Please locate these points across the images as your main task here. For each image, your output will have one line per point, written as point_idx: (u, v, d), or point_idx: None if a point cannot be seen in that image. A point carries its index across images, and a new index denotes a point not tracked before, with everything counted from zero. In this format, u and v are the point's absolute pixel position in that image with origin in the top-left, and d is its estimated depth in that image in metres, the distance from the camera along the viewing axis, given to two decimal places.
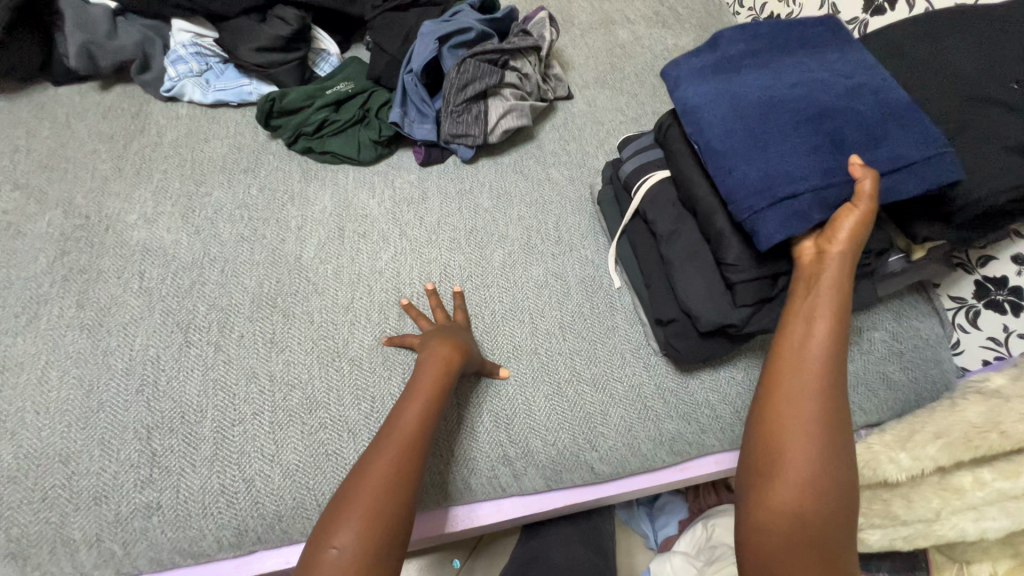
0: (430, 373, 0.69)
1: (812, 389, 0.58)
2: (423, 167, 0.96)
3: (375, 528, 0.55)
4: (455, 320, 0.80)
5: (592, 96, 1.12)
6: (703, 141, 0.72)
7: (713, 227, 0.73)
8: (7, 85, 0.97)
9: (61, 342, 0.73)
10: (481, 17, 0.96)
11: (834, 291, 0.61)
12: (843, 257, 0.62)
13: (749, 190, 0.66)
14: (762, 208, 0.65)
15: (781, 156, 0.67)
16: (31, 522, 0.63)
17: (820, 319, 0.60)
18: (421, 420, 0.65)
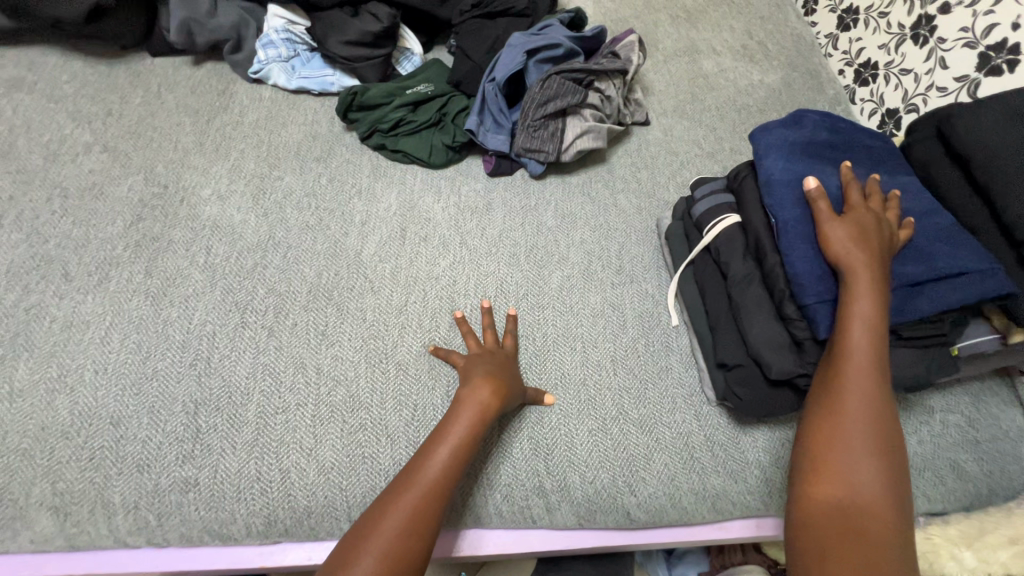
0: (464, 417, 0.67)
1: (866, 421, 0.57)
2: (490, 177, 0.95)
3: (383, 573, 0.54)
4: (499, 345, 0.77)
5: (669, 125, 1.09)
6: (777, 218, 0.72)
7: (778, 289, 0.71)
8: (108, 50, 1.01)
9: (126, 306, 0.74)
10: (570, 34, 0.94)
11: (874, 321, 0.61)
12: (879, 289, 0.63)
13: (813, 279, 0.67)
14: (828, 297, 0.66)
15: None
16: (76, 479, 0.64)
17: (863, 347, 0.60)
18: (447, 465, 0.63)
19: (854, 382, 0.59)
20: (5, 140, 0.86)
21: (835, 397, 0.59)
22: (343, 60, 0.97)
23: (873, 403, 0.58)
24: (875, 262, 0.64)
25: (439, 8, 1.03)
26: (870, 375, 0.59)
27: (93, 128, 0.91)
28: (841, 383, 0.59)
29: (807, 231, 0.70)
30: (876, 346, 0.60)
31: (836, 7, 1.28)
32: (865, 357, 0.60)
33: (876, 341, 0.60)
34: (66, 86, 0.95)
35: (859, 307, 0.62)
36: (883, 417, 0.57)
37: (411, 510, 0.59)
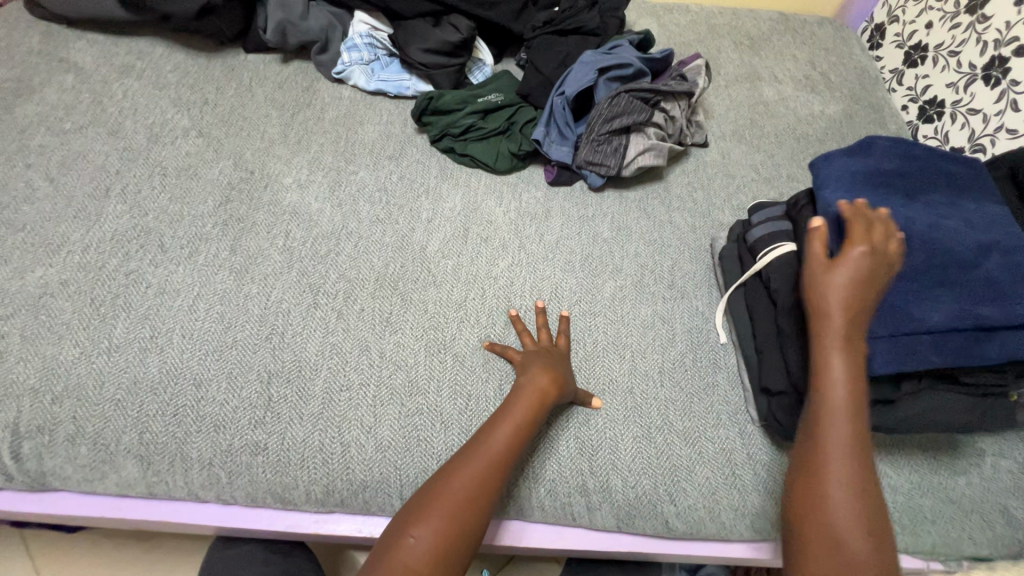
0: (525, 400, 0.70)
1: (852, 513, 0.52)
2: (551, 186, 0.99)
3: (448, 533, 0.57)
4: (551, 342, 0.81)
5: (728, 148, 1.11)
6: (834, 250, 0.70)
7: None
8: (206, 43, 1.09)
9: (212, 278, 0.80)
10: (641, 55, 0.97)
11: (849, 397, 0.57)
12: (849, 355, 0.58)
13: (871, 314, 0.65)
14: (881, 334, 0.64)
15: (911, 295, 0.66)
16: (160, 432, 0.69)
17: (836, 426, 0.56)
18: (506, 441, 0.66)
19: (833, 467, 0.54)
20: (114, 120, 0.95)
21: (813, 478, 0.55)
22: (421, 67, 1.03)
23: (861, 469, 0.54)
24: (855, 323, 0.60)
25: (513, 23, 1.07)
26: (855, 451, 0.55)
27: (190, 114, 0.98)
28: (822, 473, 0.54)
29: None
30: (839, 418, 0.56)
31: (904, 43, 1.28)
32: (848, 436, 0.55)
33: (851, 416, 0.56)
34: (169, 74, 1.03)
35: (832, 385, 0.58)
36: (872, 511, 0.53)
37: (472, 481, 0.61)
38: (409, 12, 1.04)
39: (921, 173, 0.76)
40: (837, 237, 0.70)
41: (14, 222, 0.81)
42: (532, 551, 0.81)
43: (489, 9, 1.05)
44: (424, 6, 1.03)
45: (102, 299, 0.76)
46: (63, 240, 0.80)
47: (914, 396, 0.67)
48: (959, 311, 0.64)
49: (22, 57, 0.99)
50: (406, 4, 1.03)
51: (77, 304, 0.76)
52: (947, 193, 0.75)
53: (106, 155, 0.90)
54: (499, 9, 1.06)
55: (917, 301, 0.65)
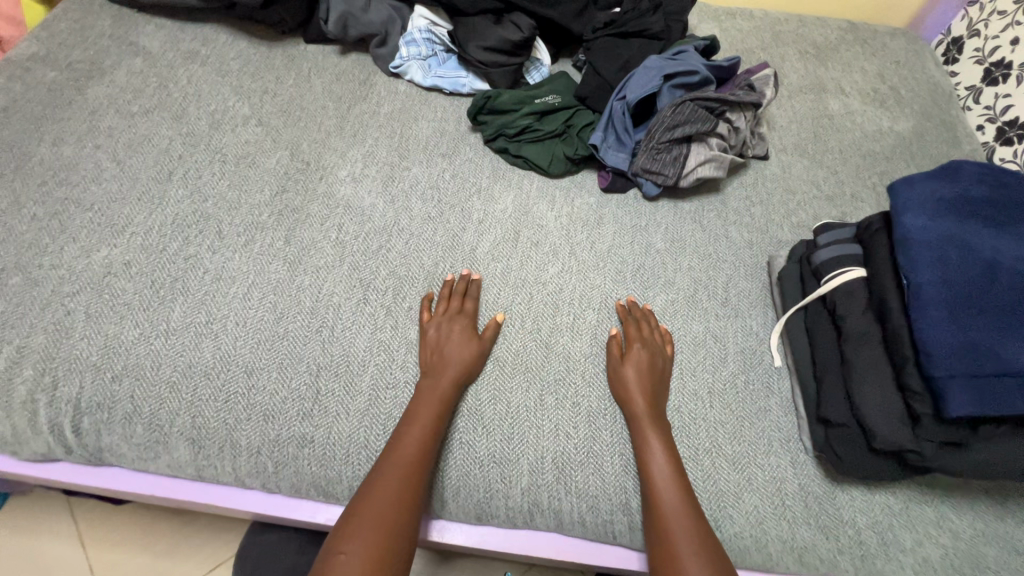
0: (427, 399, 0.71)
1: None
2: (604, 192, 0.97)
3: (377, 544, 0.59)
4: (462, 311, 0.80)
5: (788, 162, 1.07)
6: (910, 280, 0.66)
7: (901, 354, 0.67)
8: (268, 32, 1.10)
9: (266, 268, 0.81)
10: (706, 62, 0.94)
11: (671, 473, 0.68)
12: (662, 440, 0.71)
13: (950, 351, 0.61)
14: (960, 374, 0.60)
15: (995, 334, 0.62)
16: (212, 418, 0.71)
17: (670, 507, 0.66)
18: (422, 444, 0.68)
19: (673, 543, 0.63)
20: (179, 105, 0.96)
21: (666, 528, 0.64)
22: (479, 65, 1.02)
23: (682, 508, 0.65)
24: (654, 406, 0.74)
25: (572, 23, 1.05)
26: (671, 496, 0.66)
27: (251, 103, 0.99)
28: (674, 550, 0.63)
29: (946, 297, 0.64)
30: (675, 500, 0.66)
31: (984, 59, 1.21)
32: (678, 515, 0.65)
33: (673, 499, 0.66)
34: (231, 61, 1.04)
35: (654, 464, 0.69)
36: (710, 557, 0.61)
37: (395, 496, 0.63)
38: (471, 8, 1.02)
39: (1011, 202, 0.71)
40: (914, 266, 0.66)
41: (83, 201, 0.83)
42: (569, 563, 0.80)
43: (549, 8, 1.03)
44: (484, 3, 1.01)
45: (162, 282, 0.78)
46: (127, 221, 0.82)
47: (989, 440, 0.63)
48: None
49: (95, 40, 1.02)
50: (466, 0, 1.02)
51: (138, 285, 0.77)
52: None
53: (170, 139, 0.92)
54: (559, 8, 1.03)
55: (1001, 341, 0.61)
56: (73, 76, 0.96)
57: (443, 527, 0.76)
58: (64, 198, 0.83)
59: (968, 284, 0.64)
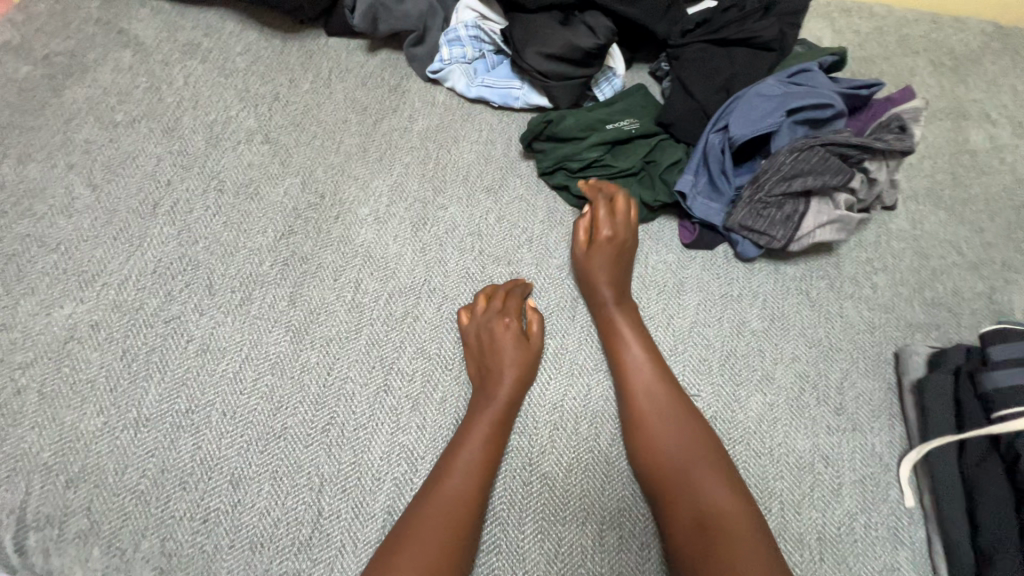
0: (484, 415, 0.61)
1: (714, 486, 0.54)
2: (685, 249, 0.77)
3: None
4: (502, 308, 0.67)
5: (920, 214, 0.84)
6: None
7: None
8: (284, 20, 0.91)
9: (264, 338, 0.65)
10: (836, 90, 0.72)
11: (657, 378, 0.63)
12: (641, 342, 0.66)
13: None
14: None
15: None
16: (186, 542, 0.56)
17: (661, 407, 0.60)
18: (473, 477, 0.57)
19: (669, 450, 0.57)
20: (171, 114, 0.79)
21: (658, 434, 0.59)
22: (537, 75, 0.81)
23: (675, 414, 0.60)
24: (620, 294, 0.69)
25: (655, 22, 0.82)
26: (662, 398, 0.61)
27: (257, 113, 0.81)
28: (675, 456, 0.57)
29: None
30: (667, 400, 0.61)
31: None
32: (672, 416, 0.60)
33: (662, 395, 0.61)
34: (237, 58, 0.86)
35: (630, 356, 0.65)
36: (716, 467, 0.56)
37: (436, 519, 0.53)
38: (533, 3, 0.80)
39: None
40: None
41: (48, 239, 0.68)
42: None
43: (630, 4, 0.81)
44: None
45: (134, 353, 0.63)
46: (99, 268, 0.67)
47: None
48: None
49: (79, 26, 0.85)
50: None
51: (106, 356, 0.62)
52: None
53: (158, 159, 0.75)
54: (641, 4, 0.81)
55: None
56: (49, 74, 0.80)
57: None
58: (25, 235, 0.68)
59: None
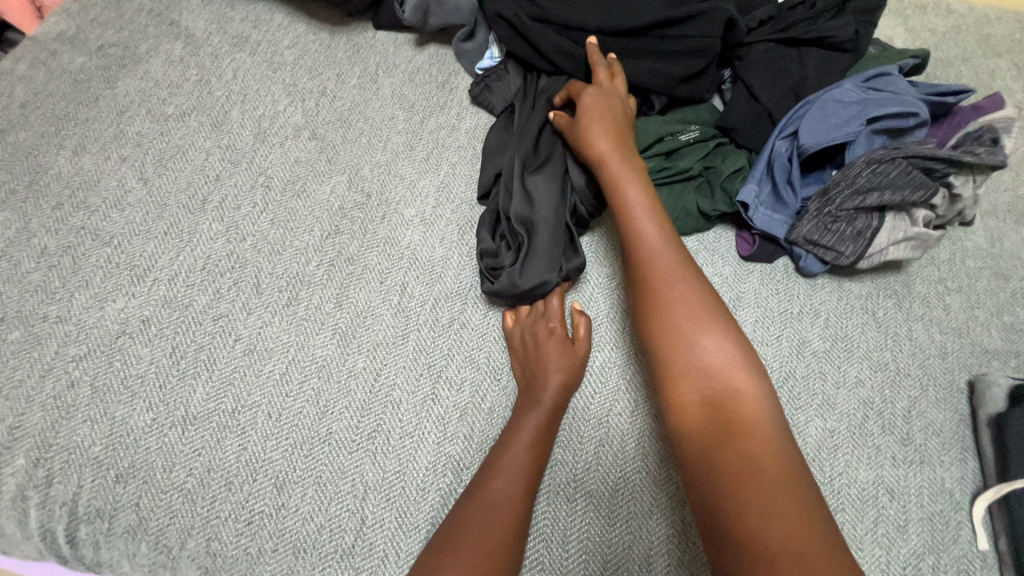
0: (529, 422, 0.59)
1: (719, 352, 0.53)
2: (743, 261, 0.73)
3: None
4: (545, 313, 0.66)
5: (1001, 230, 0.78)
6: None
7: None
8: (332, 13, 0.89)
9: (311, 340, 0.64)
10: (919, 96, 0.68)
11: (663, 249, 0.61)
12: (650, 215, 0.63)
13: None
14: None
15: None
16: (230, 544, 0.56)
17: (666, 270, 0.59)
18: (517, 483, 0.55)
19: (683, 312, 0.56)
20: (221, 108, 0.79)
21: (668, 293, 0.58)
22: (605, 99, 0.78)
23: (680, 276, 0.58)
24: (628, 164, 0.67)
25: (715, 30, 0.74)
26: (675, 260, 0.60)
27: (305, 108, 0.80)
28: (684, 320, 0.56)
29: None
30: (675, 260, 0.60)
31: None
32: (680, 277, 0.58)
33: (676, 269, 0.59)
34: (285, 51, 0.85)
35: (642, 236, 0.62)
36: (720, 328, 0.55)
37: (486, 517, 0.52)
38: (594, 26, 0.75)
39: None
40: None
41: (101, 232, 0.68)
42: None
43: (658, 49, 0.75)
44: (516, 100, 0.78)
45: (183, 350, 0.63)
46: (150, 263, 0.67)
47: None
48: None
49: (131, 16, 0.85)
50: (529, 51, 0.76)
51: (156, 352, 0.63)
52: None
53: (207, 154, 0.75)
54: (673, 47, 0.75)
55: None
56: (103, 64, 0.80)
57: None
58: (80, 227, 0.68)
59: None
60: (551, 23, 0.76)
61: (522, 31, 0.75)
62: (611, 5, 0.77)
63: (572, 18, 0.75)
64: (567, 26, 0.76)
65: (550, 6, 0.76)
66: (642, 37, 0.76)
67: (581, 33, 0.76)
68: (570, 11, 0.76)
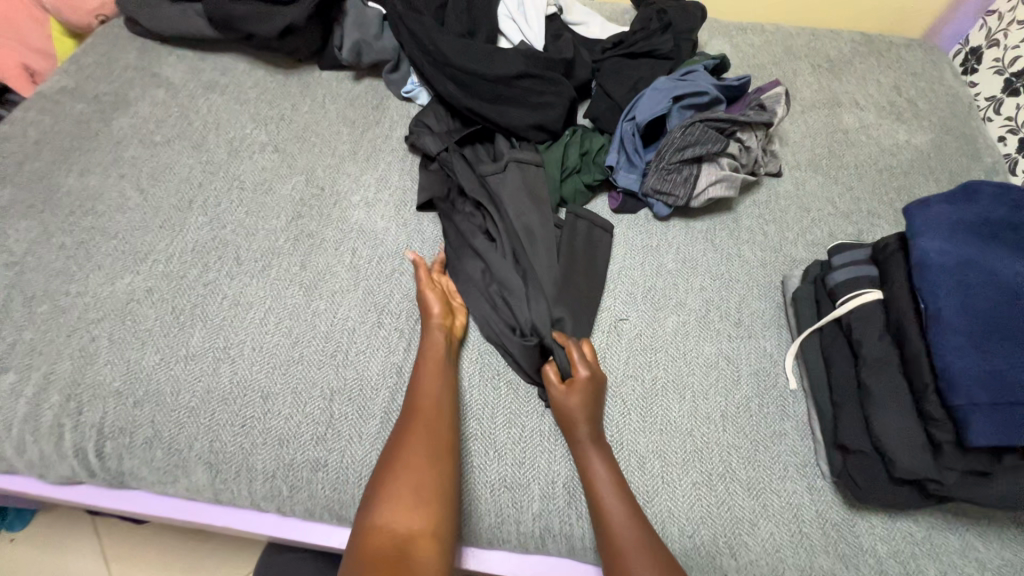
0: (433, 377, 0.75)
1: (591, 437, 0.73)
2: (614, 213, 0.97)
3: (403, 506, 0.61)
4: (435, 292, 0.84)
5: (803, 179, 1.05)
6: (931, 305, 0.64)
7: (920, 381, 0.65)
8: (285, 60, 1.12)
9: (283, 293, 0.83)
10: (716, 82, 0.95)
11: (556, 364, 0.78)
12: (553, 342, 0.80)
13: (973, 380, 0.59)
14: (983, 402, 0.58)
15: (1018, 361, 0.59)
16: (228, 442, 0.72)
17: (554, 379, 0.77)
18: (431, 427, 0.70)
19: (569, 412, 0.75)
20: (199, 134, 1.00)
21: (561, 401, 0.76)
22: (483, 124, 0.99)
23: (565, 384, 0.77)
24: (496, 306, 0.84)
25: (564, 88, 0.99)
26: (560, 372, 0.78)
27: (267, 130, 1.02)
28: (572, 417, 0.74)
29: (968, 325, 0.61)
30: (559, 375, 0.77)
31: (1004, 70, 1.19)
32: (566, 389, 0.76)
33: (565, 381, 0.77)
34: (249, 90, 1.07)
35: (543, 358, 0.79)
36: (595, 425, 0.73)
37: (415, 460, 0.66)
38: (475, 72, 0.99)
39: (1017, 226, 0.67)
40: (936, 291, 0.64)
41: (108, 229, 0.86)
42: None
43: (523, 94, 0.98)
44: (426, 141, 0.96)
45: (181, 308, 0.80)
46: (150, 249, 0.85)
47: (1018, 471, 0.60)
48: None
49: (120, 73, 1.06)
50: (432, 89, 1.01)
51: (159, 311, 0.80)
52: None
53: (190, 168, 0.95)
54: (536, 98, 0.98)
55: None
56: (99, 109, 1.00)
57: (481, 558, 0.75)
58: (90, 227, 0.86)
59: (988, 310, 0.62)
60: (451, 67, 0.99)
61: (428, 74, 1.01)
62: (494, 59, 1.00)
63: (466, 65, 0.99)
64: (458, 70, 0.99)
65: (448, 54, 1.00)
66: (512, 86, 0.99)
67: (471, 76, 0.99)
68: (463, 60, 0.99)
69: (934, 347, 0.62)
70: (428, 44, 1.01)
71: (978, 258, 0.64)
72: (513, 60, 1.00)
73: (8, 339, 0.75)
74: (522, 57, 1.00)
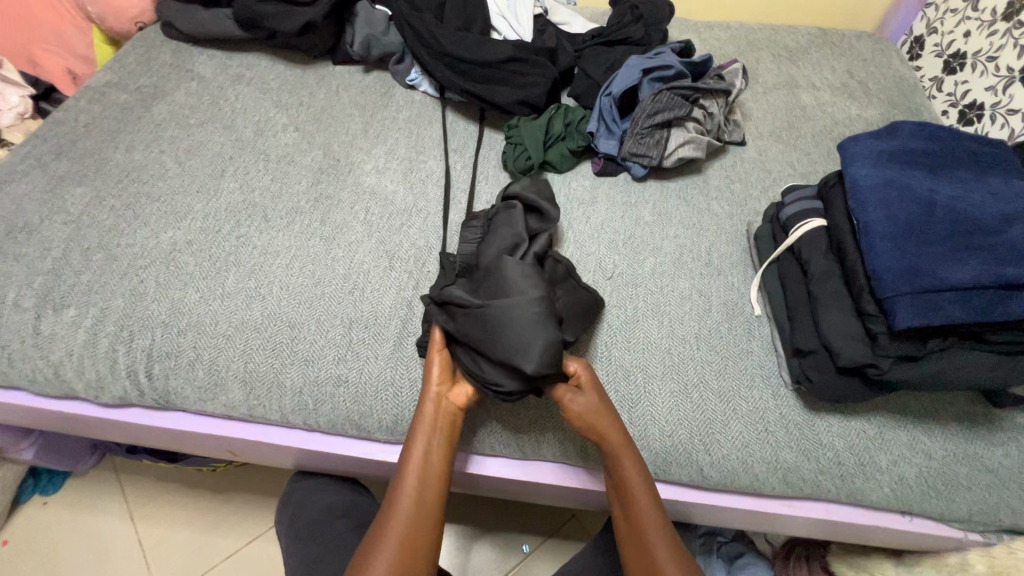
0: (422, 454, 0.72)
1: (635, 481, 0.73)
2: (597, 176, 1.09)
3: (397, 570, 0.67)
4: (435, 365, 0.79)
5: (765, 146, 1.18)
6: (861, 219, 0.75)
7: (857, 285, 0.76)
8: (303, 58, 1.27)
9: (306, 243, 0.94)
10: (681, 60, 1.09)
11: (604, 411, 0.74)
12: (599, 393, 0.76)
13: (896, 273, 0.70)
14: (905, 291, 0.69)
15: (932, 257, 0.70)
16: (261, 363, 0.82)
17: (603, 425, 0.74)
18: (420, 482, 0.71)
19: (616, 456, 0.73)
20: (229, 117, 1.13)
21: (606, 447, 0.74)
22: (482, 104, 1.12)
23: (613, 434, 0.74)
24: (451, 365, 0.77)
25: (548, 69, 1.12)
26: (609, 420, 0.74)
27: (288, 113, 1.15)
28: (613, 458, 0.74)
29: (892, 230, 0.73)
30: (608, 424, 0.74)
31: (942, 52, 1.33)
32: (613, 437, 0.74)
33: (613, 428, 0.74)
34: (271, 82, 1.21)
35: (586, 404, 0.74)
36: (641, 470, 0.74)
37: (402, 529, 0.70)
38: (470, 60, 1.12)
39: (932, 157, 0.79)
40: (864, 207, 0.75)
41: (152, 194, 0.98)
42: (540, 492, 0.90)
43: (513, 77, 1.12)
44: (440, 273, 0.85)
45: (217, 256, 0.91)
46: (188, 209, 0.97)
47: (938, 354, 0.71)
48: (981, 269, 0.69)
49: (157, 68, 1.20)
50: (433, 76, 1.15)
51: (198, 258, 0.91)
52: (973, 168, 0.78)
53: (221, 144, 1.08)
54: (524, 79, 1.12)
55: (938, 261, 0.70)
56: (140, 98, 1.14)
57: (486, 463, 0.84)
58: (136, 192, 0.98)
59: (908, 219, 0.73)
60: (447, 56, 1.13)
61: (427, 63, 1.14)
62: (485, 47, 1.14)
63: (460, 53, 1.12)
64: (454, 59, 1.13)
65: (444, 45, 1.13)
66: (503, 70, 1.12)
67: (465, 63, 1.12)
68: (457, 49, 1.13)
69: (865, 252, 0.74)
70: (425, 37, 1.15)
71: (898, 180, 0.76)
72: (502, 47, 1.13)
73: (68, 281, 0.86)
74: (509, 44, 1.13)
